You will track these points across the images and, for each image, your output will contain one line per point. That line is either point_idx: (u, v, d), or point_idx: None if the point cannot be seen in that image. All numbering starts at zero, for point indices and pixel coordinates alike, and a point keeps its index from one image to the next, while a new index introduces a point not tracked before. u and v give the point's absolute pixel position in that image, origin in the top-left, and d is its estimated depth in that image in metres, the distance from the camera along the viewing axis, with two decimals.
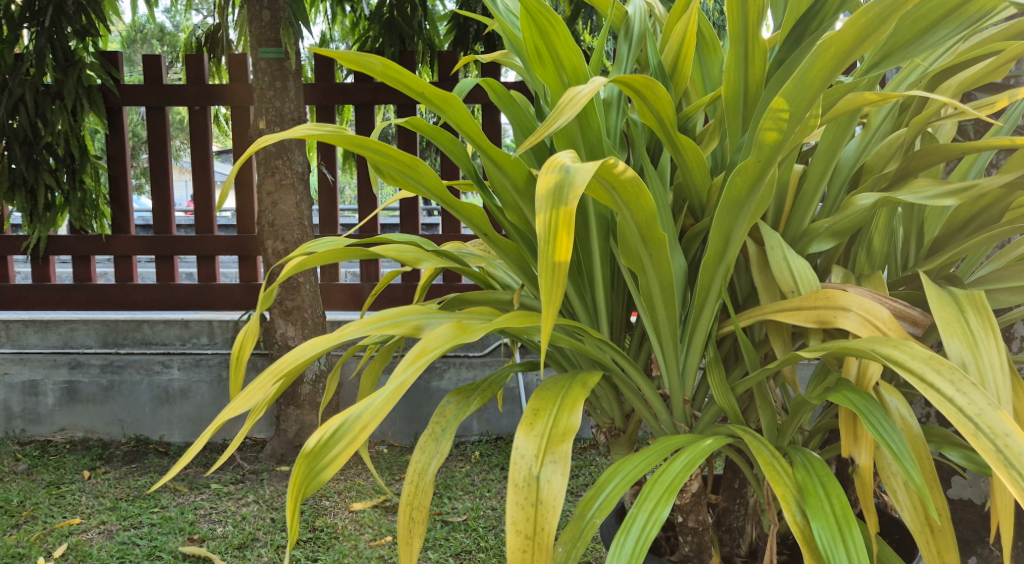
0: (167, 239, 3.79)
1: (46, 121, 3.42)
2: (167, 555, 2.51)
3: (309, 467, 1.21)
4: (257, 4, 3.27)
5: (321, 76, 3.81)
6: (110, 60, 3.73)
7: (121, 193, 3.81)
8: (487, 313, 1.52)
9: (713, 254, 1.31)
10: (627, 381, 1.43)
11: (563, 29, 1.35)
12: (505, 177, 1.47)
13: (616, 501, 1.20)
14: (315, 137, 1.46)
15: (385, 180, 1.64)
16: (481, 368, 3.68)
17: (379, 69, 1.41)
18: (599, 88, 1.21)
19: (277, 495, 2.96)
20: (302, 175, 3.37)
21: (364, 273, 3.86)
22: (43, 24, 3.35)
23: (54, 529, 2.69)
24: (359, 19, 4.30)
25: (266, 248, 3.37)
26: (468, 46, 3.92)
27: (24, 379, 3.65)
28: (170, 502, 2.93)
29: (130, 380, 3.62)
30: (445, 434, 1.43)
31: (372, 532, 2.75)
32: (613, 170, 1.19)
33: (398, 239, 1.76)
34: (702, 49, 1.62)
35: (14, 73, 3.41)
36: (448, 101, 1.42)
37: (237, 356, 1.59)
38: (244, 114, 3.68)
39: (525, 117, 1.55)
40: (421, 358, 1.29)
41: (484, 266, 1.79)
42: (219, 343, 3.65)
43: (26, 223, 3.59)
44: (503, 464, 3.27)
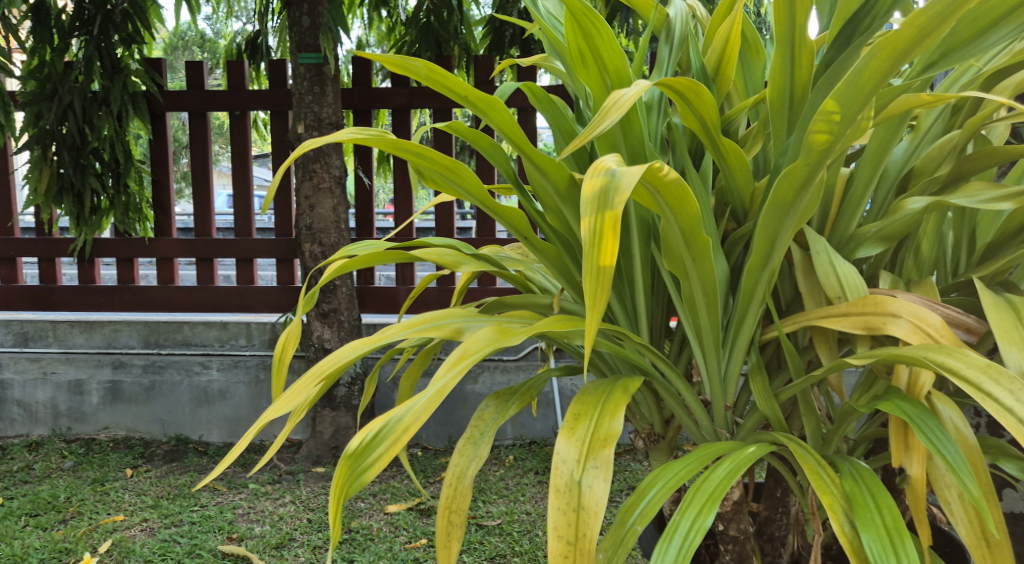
0: (208, 242, 3.83)
1: (93, 126, 3.49)
2: (207, 553, 2.54)
3: (352, 469, 1.22)
4: (298, 9, 3.33)
5: (358, 80, 3.84)
6: (154, 66, 3.79)
7: (164, 197, 3.87)
8: (527, 317, 1.53)
9: (758, 258, 1.30)
10: (668, 387, 1.43)
11: (608, 32, 1.35)
12: (547, 180, 1.46)
13: (658, 507, 1.19)
14: (359, 141, 1.47)
15: (426, 183, 1.65)
16: (515, 372, 3.68)
17: (423, 72, 1.42)
18: (644, 91, 1.21)
19: (314, 496, 2.99)
20: (340, 178, 3.40)
21: (400, 276, 3.88)
22: (91, 33, 3.42)
23: (99, 525, 2.73)
24: (395, 24, 4.33)
25: (304, 251, 3.40)
26: (504, 51, 3.93)
27: (70, 379, 3.72)
28: (209, 501, 2.97)
29: (171, 380, 3.67)
30: (484, 437, 1.43)
31: (408, 535, 2.76)
32: (659, 173, 1.19)
33: (437, 243, 1.77)
34: (745, 51, 1.61)
35: (63, 81, 3.46)
36: (491, 104, 1.42)
37: (279, 357, 1.61)
38: (284, 118, 3.72)
39: (565, 120, 1.55)
40: (461, 362, 1.30)
41: (523, 270, 1.78)
42: (257, 345, 3.70)
43: (73, 227, 3.65)
44: (537, 468, 3.27)
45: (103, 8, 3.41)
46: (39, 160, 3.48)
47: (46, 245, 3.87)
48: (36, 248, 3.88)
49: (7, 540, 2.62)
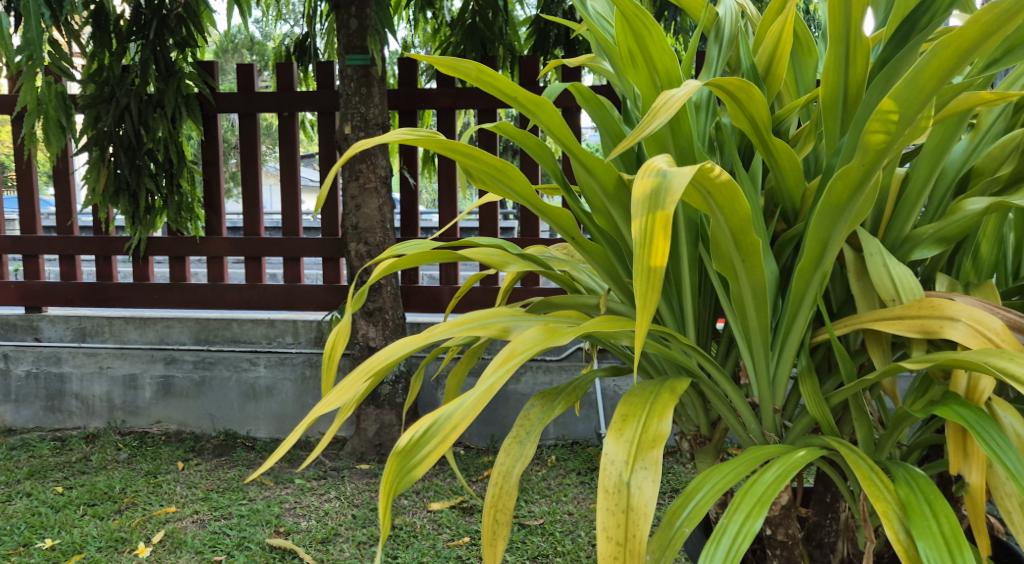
0: (257, 241, 3.89)
1: (149, 128, 3.58)
2: (255, 546, 2.58)
3: (401, 465, 1.23)
4: (346, 12, 3.38)
5: (404, 81, 3.87)
6: (207, 69, 3.85)
7: (215, 197, 3.94)
8: (574, 318, 1.53)
9: (810, 260, 1.29)
10: (715, 388, 1.42)
11: (659, 33, 1.34)
12: (595, 181, 1.46)
13: (705, 510, 1.18)
14: (409, 142, 1.48)
15: (474, 184, 1.66)
16: (558, 372, 3.67)
17: (474, 73, 1.42)
18: (694, 92, 1.20)
19: (359, 492, 3.02)
20: (385, 178, 3.43)
21: (444, 276, 3.90)
22: (148, 37, 3.52)
23: (152, 516, 2.79)
24: (440, 25, 4.35)
25: (350, 250, 3.44)
26: (548, 51, 3.93)
27: (124, 373, 3.80)
28: (257, 495, 3.01)
29: (220, 376, 3.74)
30: (529, 436, 1.44)
31: (451, 532, 2.77)
32: (710, 174, 1.18)
33: (484, 242, 1.78)
34: (796, 51, 1.60)
35: (120, 84, 3.55)
36: (539, 105, 1.42)
37: (328, 355, 1.63)
38: (331, 119, 3.76)
39: (613, 121, 1.55)
40: (509, 361, 1.31)
41: (569, 270, 1.78)
42: (303, 342, 3.73)
43: (127, 225, 3.73)
44: (579, 468, 3.26)
45: (159, 13, 3.47)
46: (97, 161, 3.58)
47: (102, 243, 3.96)
48: (93, 247, 3.97)
49: (66, 529, 2.69)
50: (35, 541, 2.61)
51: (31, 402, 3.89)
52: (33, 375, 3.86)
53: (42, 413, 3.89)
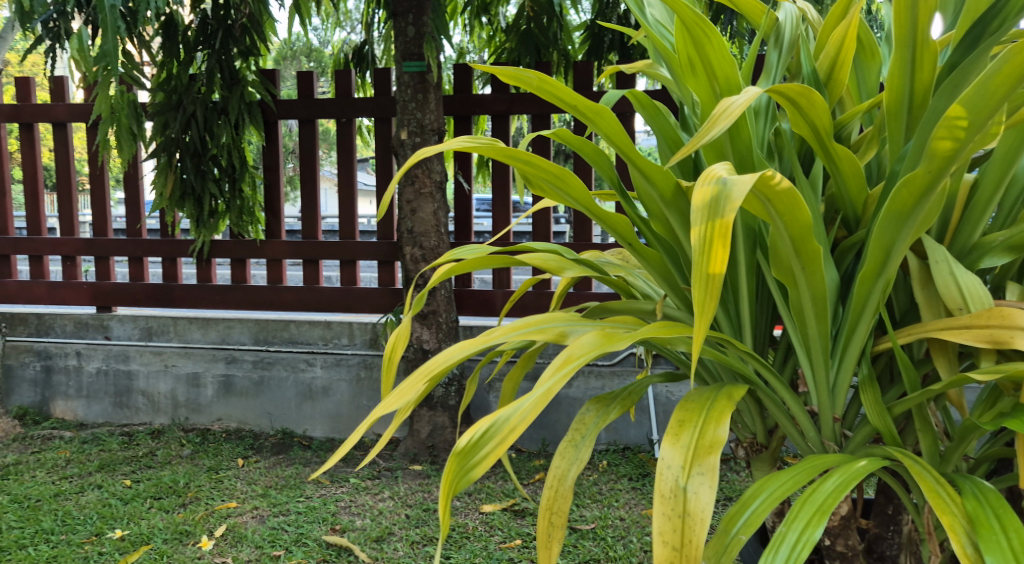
0: (314, 244, 3.94)
1: (213, 134, 3.68)
2: (312, 542, 2.63)
3: (461, 466, 1.25)
4: (404, 20, 3.43)
5: (460, 88, 3.91)
6: (269, 77, 3.94)
7: (275, 201, 4.02)
8: (630, 323, 1.54)
9: (872, 267, 1.27)
10: (772, 396, 1.41)
11: (719, 40, 1.34)
12: (652, 188, 1.46)
13: (763, 518, 1.17)
14: (470, 150, 1.51)
15: (532, 190, 1.67)
16: (610, 378, 3.66)
17: (535, 83, 1.44)
18: (754, 99, 1.20)
19: (412, 493, 3.05)
20: (440, 183, 3.47)
21: (497, 280, 3.92)
22: (214, 46, 3.64)
23: (214, 510, 2.87)
24: (495, 31, 4.38)
25: (405, 254, 3.48)
26: (602, 56, 3.93)
27: (188, 371, 3.90)
28: (314, 493, 3.07)
29: (278, 376, 3.82)
30: (584, 440, 1.45)
31: (503, 535, 2.79)
32: (770, 181, 1.18)
33: (540, 247, 1.80)
34: (859, 55, 1.58)
35: (187, 92, 3.66)
36: (598, 113, 1.43)
37: (388, 356, 1.66)
38: (388, 125, 3.81)
39: (670, 127, 1.55)
40: (567, 365, 1.32)
41: (624, 276, 1.79)
42: (358, 344, 3.79)
43: (192, 228, 3.85)
44: (630, 474, 3.24)
45: (224, 23, 3.60)
46: (164, 166, 3.70)
47: (169, 245, 4.07)
48: (160, 249, 4.08)
49: (134, 521, 2.77)
50: (105, 531, 2.70)
51: (101, 398, 4.01)
52: (103, 372, 3.98)
53: (111, 409, 4.00)
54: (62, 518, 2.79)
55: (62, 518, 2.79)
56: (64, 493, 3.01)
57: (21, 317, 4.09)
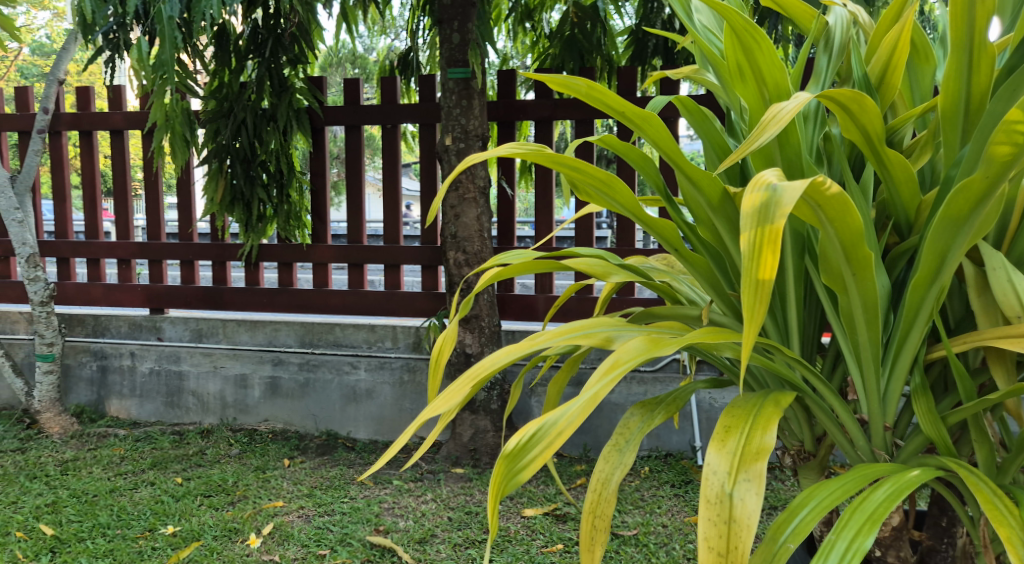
0: (359, 248, 3.98)
1: (262, 141, 3.75)
2: (357, 542, 2.66)
3: (508, 468, 1.27)
4: (449, 27, 3.45)
5: (503, 93, 3.92)
6: (316, 84, 4.00)
7: (321, 207, 4.07)
8: (676, 329, 1.53)
9: (926, 274, 1.26)
10: (820, 403, 1.39)
11: (769, 45, 1.33)
12: (699, 194, 1.46)
13: (811, 526, 1.16)
14: (518, 156, 1.52)
15: (579, 196, 1.68)
16: (653, 384, 3.63)
17: (584, 89, 1.45)
18: (804, 105, 1.20)
19: (454, 495, 3.07)
20: (484, 189, 3.48)
21: (539, 285, 3.92)
22: (264, 55, 3.71)
23: (262, 509, 2.91)
24: (539, 37, 4.39)
25: (448, 259, 3.50)
26: (646, 62, 3.92)
27: (236, 373, 3.97)
28: (358, 493, 3.10)
29: (323, 378, 3.86)
30: (628, 445, 1.45)
31: (544, 539, 2.79)
32: (821, 188, 1.17)
33: (586, 252, 1.80)
34: (913, 59, 1.56)
35: (237, 99, 3.73)
36: (646, 119, 1.43)
37: (435, 359, 1.68)
38: (432, 131, 3.84)
39: (717, 134, 1.54)
40: (613, 370, 1.33)
41: (670, 281, 1.78)
42: (402, 347, 3.81)
43: (241, 233, 3.92)
44: (673, 481, 3.22)
45: (274, 32, 3.67)
46: (215, 172, 3.77)
47: (219, 249, 4.13)
48: (210, 253, 4.15)
49: (186, 517, 2.83)
50: (158, 527, 2.75)
51: (153, 397, 4.09)
52: (155, 372, 4.07)
53: (163, 408, 4.08)
54: (117, 513, 2.86)
55: (117, 513, 2.85)
56: (119, 489, 3.08)
57: (79, 319, 4.21)
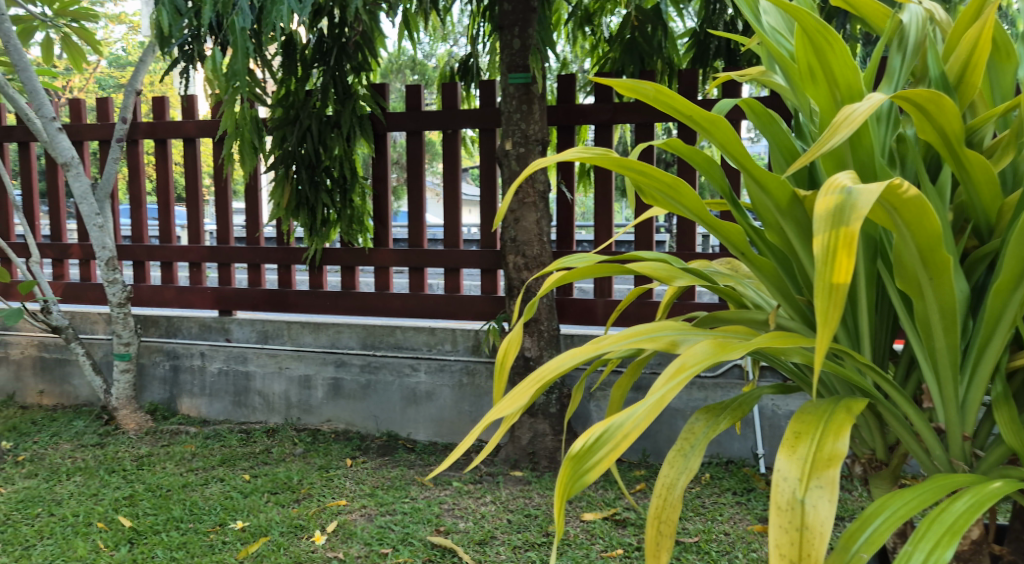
0: (420, 252, 4.02)
1: (327, 147, 3.82)
2: (418, 542, 2.68)
3: (575, 470, 1.29)
4: (509, 33, 3.47)
5: (563, 97, 3.92)
6: (378, 91, 4.05)
7: (383, 211, 4.12)
8: (742, 334, 1.51)
9: (1008, 279, 1.22)
10: (893, 410, 1.36)
11: (843, 46, 1.31)
12: (768, 197, 1.43)
13: (885, 537, 1.13)
14: (583, 160, 1.53)
15: (645, 200, 1.67)
16: (714, 390, 3.57)
17: (652, 94, 1.45)
18: (879, 106, 1.17)
19: (513, 498, 3.07)
20: (544, 193, 3.48)
21: (598, 289, 3.90)
22: (329, 63, 3.79)
23: (326, 507, 2.96)
24: (599, 41, 4.38)
25: (508, 262, 3.51)
26: (708, 64, 3.87)
27: (300, 373, 4.04)
28: (419, 494, 3.12)
29: (384, 380, 3.91)
30: (693, 450, 1.44)
31: (604, 543, 2.77)
32: (898, 190, 1.14)
33: (651, 256, 1.80)
34: (993, 58, 1.51)
35: (303, 107, 3.81)
36: (713, 123, 1.41)
37: (501, 361, 1.71)
38: (493, 136, 3.86)
39: (786, 136, 1.51)
40: (679, 374, 1.33)
41: (735, 285, 1.76)
42: (461, 350, 3.83)
43: (306, 237, 4.00)
44: (735, 488, 3.16)
45: (338, 41, 3.76)
46: (282, 178, 3.86)
47: (284, 253, 4.21)
48: (276, 256, 4.23)
49: (254, 513, 2.89)
50: (228, 522, 2.82)
51: (221, 396, 4.18)
52: (224, 372, 4.16)
53: (231, 407, 4.17)
54: (189, 507, 2.93)
55: (189, 507, 2.93)
56: (191, 484, 3.16)
57: (153, 319, 4.33)
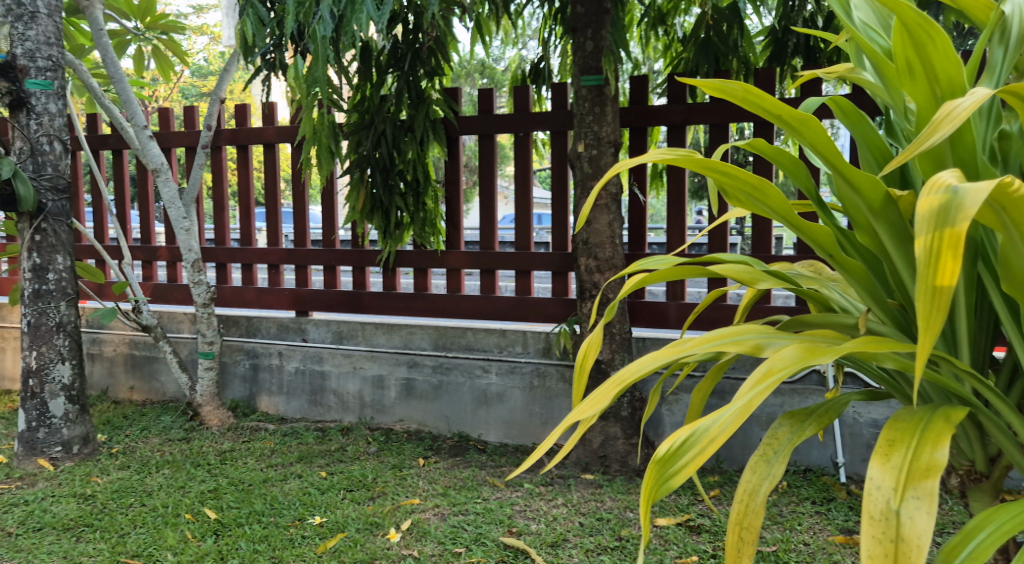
0: (492, 255, 4.03)
1: (401, 151, 3.88)
2: (491, 542, 2.69)
3: (660, 474, 1.29)
4: (582, 35, 3.46)
5: (636, 99, 3.89)
6: (451, 95, 4.08)
7: (455, 213, 4.14)
8: (831, 338, 1.48)
9: None
10: (995, 419, 1.32)
11: (945, 40, 1.27)
12: (859, 197, 1.40)
13: (989, 553, 1.10)
14: (667, 161, 1.51)
15: (730, 201, 1.65)
16: (791, 396, 3.49)
17: (740, 93, 1.43)
18: (983, 101, 1.14)
19: (585, 501, 3.06)
20: (616, 196, 3.47)
21: (671, 292, 3.85)
22: (403, 68, 3.84)
23: (400, 505, 3.00)
24: (672, 41, 4.34)
25: (580, 265, 3.50)
26: (785, 61, 3.79)
27: (373, 374, 4.10)
28: (491, 495, 3.14)
29: (456, 381, 3.94)
30: (777, 456, 1.41)
31: (678, 550, 2.74)
32: (1009, 189, 1.10)
33: (733, 258, 1.77)
34: None
35: (377, 112, 3.87)
36: (803, 121, 1.39)
37: (581, 362, 1.71)
38: (565, 138, 3.85)
39: (876, 134, 1.47)
40: (767, 379, 1.31)
41: (819, 288, 1.72)
42: (532, 352, 3.82)
43: (380, 239, 4.06)
44: (813, 497, 3.09)
45: (413, 47, 3.81)
46: (357, 182, 3.93)
47: (358, 255, 4.28)
48: (351, 259, 4.30)
49: (331, 509, 2.94)
50: (307, 517, 2.88)
51: (298, 395, 4.27)
52: (301, 372, 4.25)
53: (307, 406, 4.26)
54: (270, 501, 3.00)
55: (270, 502, 3.00)
56: (271, 479, 3.23)
57: (234, 319, 4.45)
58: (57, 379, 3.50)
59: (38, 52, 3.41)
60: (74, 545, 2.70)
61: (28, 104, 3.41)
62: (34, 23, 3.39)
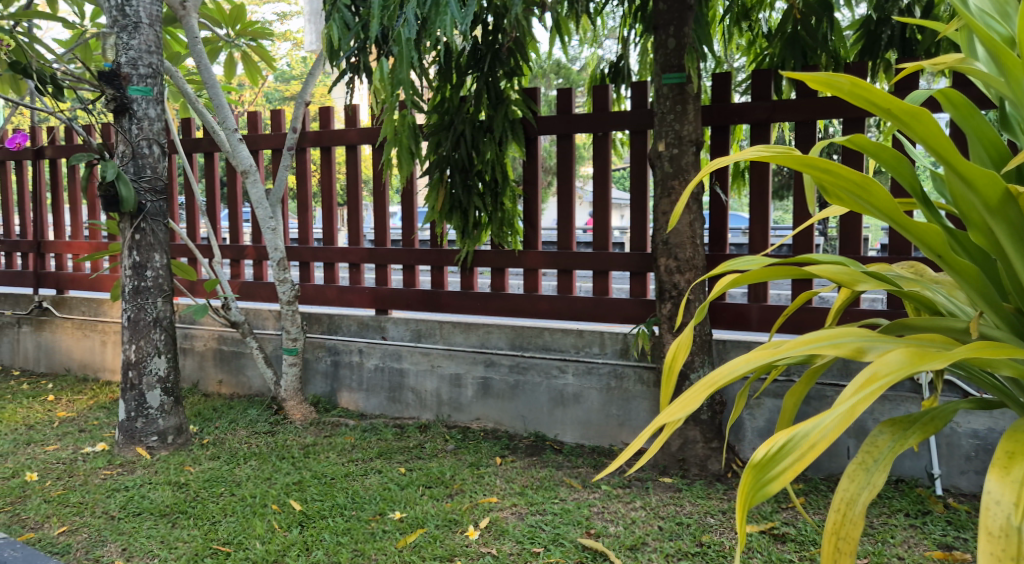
0: (570, 255, 4.00)
1: (479, 151, 3.88)
2: (569, 543, 2.67)
3: (756, 479, 1.26)
4: (664, 32, 3.41)
5: (718, 97, 3.81)
6: (530, 95, 4.07)
7: (533, 213, 4.13)
8: (940, 342, 1.42)
9: None
10: None
11: None
12: (974, 195, 1.33)
13: None
14: (766, 158, 1.47)
15: (828, 199, 1.59)
16: (881, 403, 3.37)
17: (847, 87, 1.38)
18: None
19: (664, 505, 3.01)
20: (697, 195, 3.40)
21: (753, 294, 3.77)
22: (482, 69, 3.84)
23: (478, 504, 2.99)
24: (755, 37, 4.24)
25: (659, 265, 3.44)
26: (877, 55, 3.67)
27: (451, 372, 4.12)
28: (568, 495, 3.11)
29: (533, 381, 3.92)
30: (877, 464, 1.35)
31: (762, 558, 2.68)
32: None
33: (828, 258, 1.71)
34: None
35: (456, 112, 3.88)
36: (915, 115, 1.33)
37: (669, 365, 1.68)
38: (644, 137, 3.80)
39: (990, 128, 1.41)
40: (871, 384, 1.25)
41: (922, 289, 1.65)
42: (610, 353, 3.78)
43: (458, 238, 4.07)
44: (906, 509, 2.98)
45: (492, 47, 3.79)
46: (437, 182, 3.95)
47: (437, 255, 4.30)
48: (429, 258, 4.32)
49: (411, 505, 2.96)
50: (387, 512, 2.90)
51: (377, 392, 4.32)
52: (380, 368, 4.30)
53: (386, 402, 4.30)
54: (352, 495, 3.04)
55: (352, 496, 3.03)
56: (352, 474, 3.27)
57: (317, 317, 4.52)
58: (154, 371, 3.61)
59: (140, 60, 3.53)
60: (169, 531, 2.78)
61: (131, 109, 3.53)
62: (137, 32, 3.51)
